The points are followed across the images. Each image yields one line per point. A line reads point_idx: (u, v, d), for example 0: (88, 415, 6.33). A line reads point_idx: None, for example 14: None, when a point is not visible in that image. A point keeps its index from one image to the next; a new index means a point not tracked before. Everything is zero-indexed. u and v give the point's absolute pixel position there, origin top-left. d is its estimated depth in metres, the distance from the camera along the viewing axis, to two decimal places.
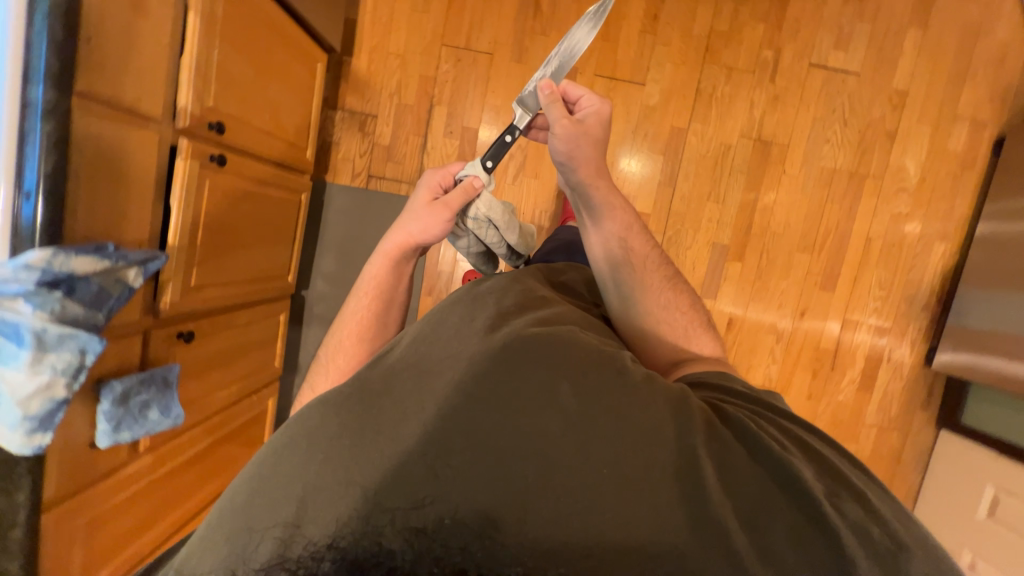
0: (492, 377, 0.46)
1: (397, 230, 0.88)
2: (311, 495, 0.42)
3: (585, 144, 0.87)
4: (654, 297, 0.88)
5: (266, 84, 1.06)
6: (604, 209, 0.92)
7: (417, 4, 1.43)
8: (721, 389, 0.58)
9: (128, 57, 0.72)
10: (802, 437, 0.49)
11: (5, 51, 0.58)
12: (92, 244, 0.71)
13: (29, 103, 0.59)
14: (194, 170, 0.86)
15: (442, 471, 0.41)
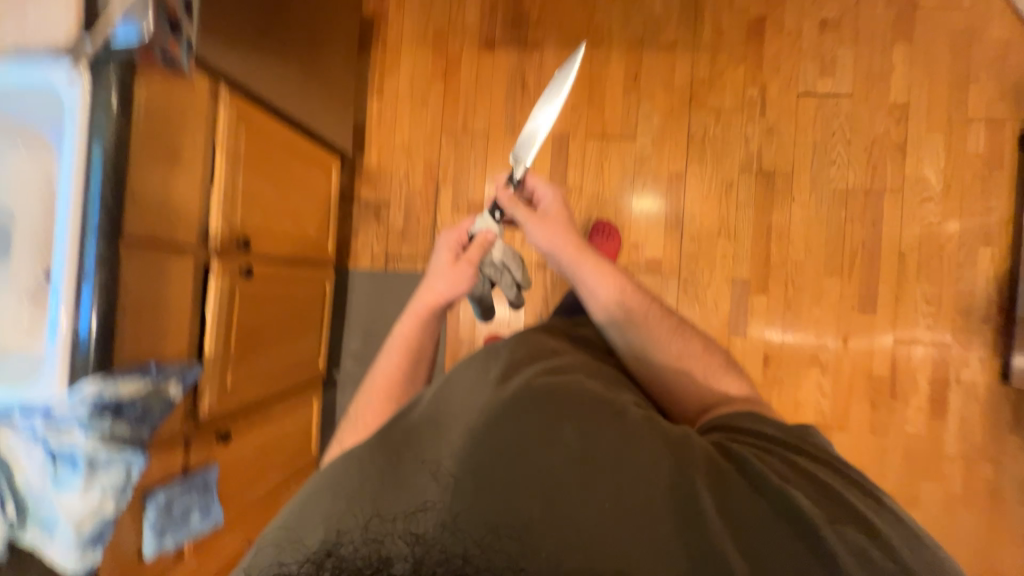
0: (515, 419, 0.53)
1: (425, 291, 0.91)
2: (354, 514, 0.45)
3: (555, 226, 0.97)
4: (665, 348, 0.88)
5: (287, 196, 1.18)
6: (596, 274, 0.92)
7: (416, 101, 1.59)
8: (734, 423, 0.66)
9: (166, 202, 0.84)
10: (800, 468, 0.56)
11: (67, 220, 0.69)
12: (137, 365, 0.78)
13: (85, 258, 0.70)
14: (225, 285, 0.96)
15: (477, 497, 0.46)
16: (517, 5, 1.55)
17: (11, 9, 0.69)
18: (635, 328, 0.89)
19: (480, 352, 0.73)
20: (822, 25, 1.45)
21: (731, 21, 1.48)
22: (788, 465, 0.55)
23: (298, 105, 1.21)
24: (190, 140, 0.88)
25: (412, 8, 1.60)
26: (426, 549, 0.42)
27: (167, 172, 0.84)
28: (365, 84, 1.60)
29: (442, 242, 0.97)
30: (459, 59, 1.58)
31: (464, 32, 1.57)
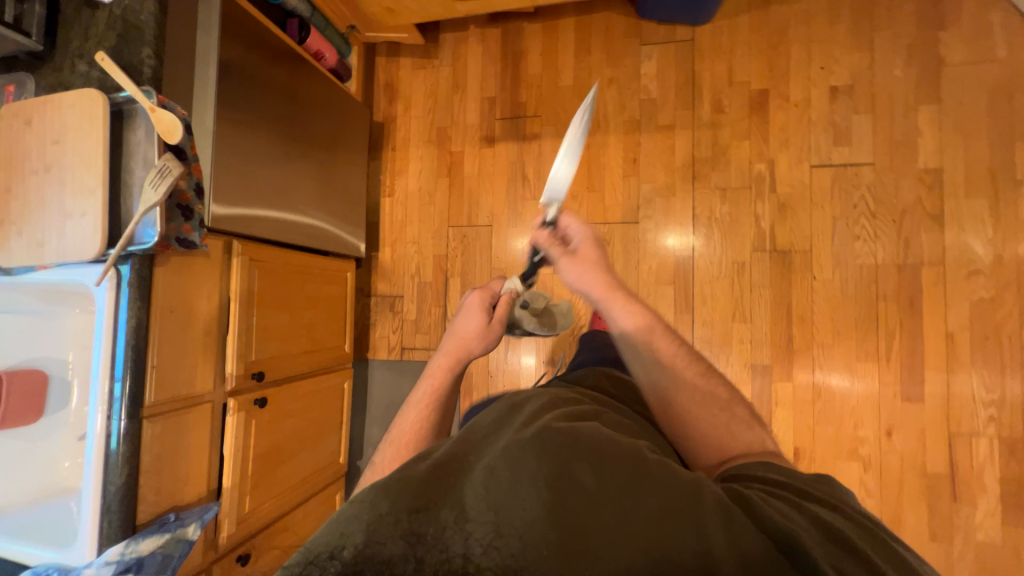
0: (528, 443, 0.49)
1: (457, 344, 0.93)
2: (365, 515, 0.45)
3: (587, 263, 0.83)
4: (692, 399, 0.74)
5: (301, 316, 1.28)
6: (624, 308, 0.79)
7: (424, 197, 1.67)
8: (756, 470, 0.58)
9: (187, 361, 0.94)
10: (821, 515, 0.48)
11: (96, 410, 0.83)
12: (158, 518, 0.89)
13: (109, 438, 0.83)
14: (240, 421, 1.05)
15: (482, 510, 0.45)
16: (514, 100, 1.60)
17: (52, 224, 0.80)
18: (661, 370, 0.75)
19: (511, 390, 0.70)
20: (833, 93, 1.37)
21: (732, 96, 1.44)
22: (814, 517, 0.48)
23: (315, 227, 1.27)
24: (206, 298, 0.98)
25: (418, 111, 1.69)
26: (427, 551, 0.43)
27: (186, 334, 0.94)
28: (377, 185, 1.71)
29: (474, 299, 0.98)
30: (462, 155, 1.65)
31: (465, 130, 1.65)
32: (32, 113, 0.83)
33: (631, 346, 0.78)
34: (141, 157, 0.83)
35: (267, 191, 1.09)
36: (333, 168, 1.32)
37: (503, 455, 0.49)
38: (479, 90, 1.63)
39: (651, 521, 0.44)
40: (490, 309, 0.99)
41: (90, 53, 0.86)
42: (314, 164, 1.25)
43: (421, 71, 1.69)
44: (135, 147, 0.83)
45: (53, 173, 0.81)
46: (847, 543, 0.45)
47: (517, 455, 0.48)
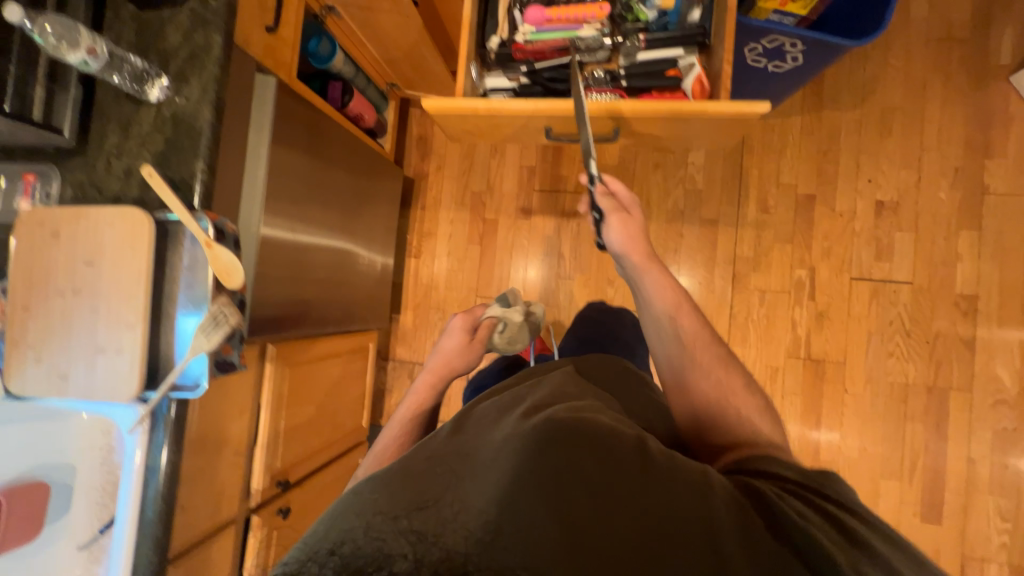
0: (531, 438, 0.46)
1: (438, 360, 0.93)
2: (371, 509, 0.41)
3: (632, 227, 0.84)
4: (705, 374, 0.73)
5: (324, 403, 1.20)
6: (655, 279, 0.81)
7: (453, 263, 1.61)
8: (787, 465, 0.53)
9: (217, 488, 0.87)
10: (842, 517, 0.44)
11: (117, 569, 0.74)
12: None
13: None
14: (263, 538, 0.97)
15: (483, 507, 0.41)
16: (555, 172, 1.55)
17: (80, 357, 0.71)
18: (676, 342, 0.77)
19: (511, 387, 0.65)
20: (878, 207, 1.38)
21: (778, 197, 1.43)
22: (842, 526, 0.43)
23: (347, 298, 1.20)
24: (237, 414, 0.90)
25: (451, 172, 1.62)
26: (429, 549, 0.39)
27: (216, 460, 0.86)
28: (404, 245, 1.64)
29: (451, 322, 0.99)
30: (496, 223, 1.59)
31: (501, 196, 1.59)
32: (62, 225, 0.73)
33: (653, 317, 0.80)
34: (184, 285, 0.74)
35: (293, 286, 0.98)
36: (360, 243, 1.22)
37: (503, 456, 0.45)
38: (519, 157, 1.57)
39: (657, 526, 0.41)
40: (472, 330, 0.99)
41: (130, 154, 0.77)
42: (348, 238, 1.17)
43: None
44: (180, 274, 0.74)
45: (83, 299, 0.72)
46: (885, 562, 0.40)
47: (520, 460, 0.44)
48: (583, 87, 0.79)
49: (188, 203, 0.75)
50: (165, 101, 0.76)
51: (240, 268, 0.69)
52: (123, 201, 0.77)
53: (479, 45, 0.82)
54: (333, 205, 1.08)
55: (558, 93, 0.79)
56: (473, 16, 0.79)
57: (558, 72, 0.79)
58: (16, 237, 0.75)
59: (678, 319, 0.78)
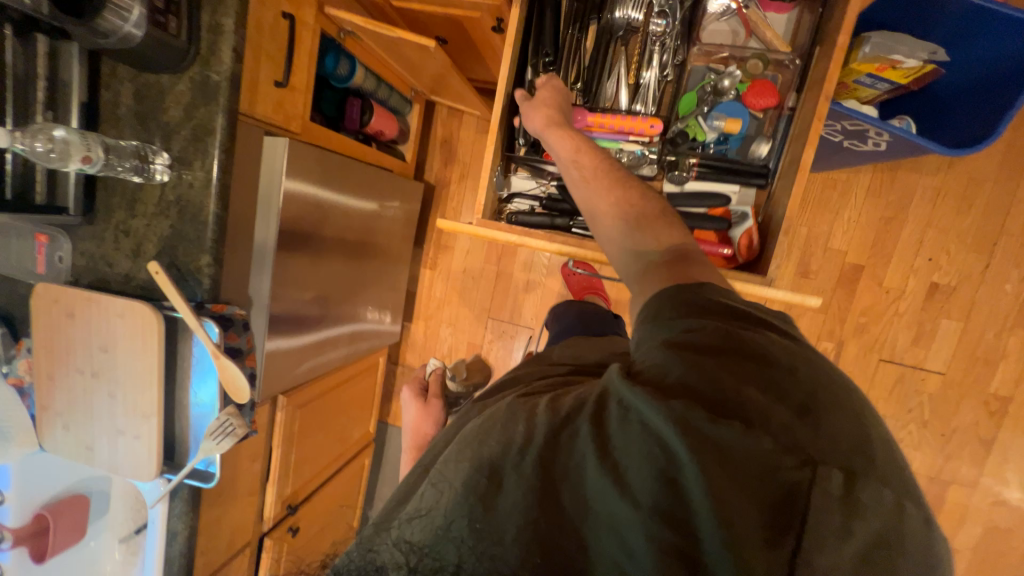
0: (482, 425, 0.45)
1: (405, 434, 0.88)
2: (375, 526, 0.45)
3: (545, 93, 0.64)
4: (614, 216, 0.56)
5: (333, 425, 1.27)
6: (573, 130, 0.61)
7: (468, 279, 1.58)
8: (662, 322, 0.46)
9: (232, 526, 0.96)
10: (709, 364, 0.41)
11: None
12: None
13: None
14: (274, 554, 1.10)
15: (452, 486, 0.42)
16: None
17: (102, 432, 0.76)
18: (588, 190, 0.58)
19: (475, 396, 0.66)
20: (931, 289, 1.26)
21: (822, 262, 1.31)
22: (708, 376, 0.40)
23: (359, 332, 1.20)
24: (249, 464, 0.97)
25: (474, 183, 1.52)
26: (421, 560, 0.41)
27: (230, 505, 0.94)
28: (420, 255, 1.60)
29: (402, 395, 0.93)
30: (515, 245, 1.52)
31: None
32: (76, 307, 0.74)
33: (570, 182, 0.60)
34: (197, 373, 0.76)
35: (303, 346, 0.97)
36: (373, 279, 1.20)
37: (453, 446, 0.46)
38: None
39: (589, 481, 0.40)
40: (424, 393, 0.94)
41: (137, 232, 0.74)
42: (360, 278, 1.14)
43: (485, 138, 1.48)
44: (191, 362, 0.76)
45: (102, 382, 0.75)
46: (749, 428, 0.38)
47: (457, 449, 0.45)
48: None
49: (195, 298, 0.74)
50: (170, 182, 0.72)
51: (241, 390, 0.72)
52: (132, 281, 0.76)
53: (507, 145, 0.75)
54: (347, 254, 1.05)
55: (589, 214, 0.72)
56: (505, 116, 0.72)
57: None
58: (33, 306, 0.76)
59: (579, 163, 0.59)
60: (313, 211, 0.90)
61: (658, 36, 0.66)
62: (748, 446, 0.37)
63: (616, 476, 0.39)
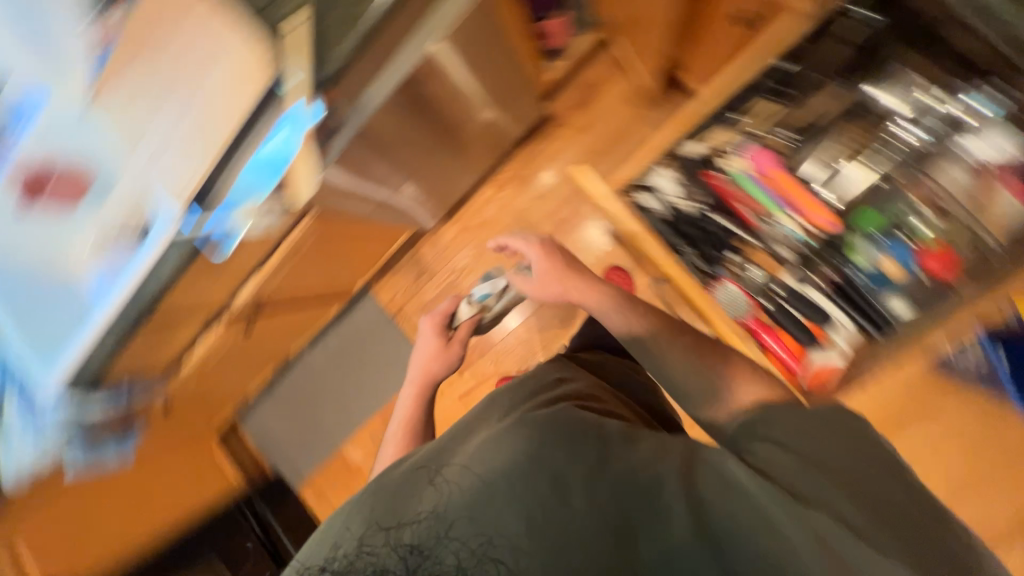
0: (537, 455, 0.68)
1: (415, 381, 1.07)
2: (435, 533, 0.59)
3: (545, 267, 1.08)
4: (670, 348, 0.83)
5: (333, 262, 1.31)
6: (587, 278, 1.03)
7: (517, 222, 1.58)
8: (774, 428, 0.68)
9: (209, 288, 0.99)
10: (808, 478, 0.62)
11: (93, 320, 0.87)
12: (115, 384, 1.03)
13: (98, 336, 0.88)
14: (224, 332, 1.14)
15: (530, 502, 0.62)
16: None
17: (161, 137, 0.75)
18: (620, 324, 0.90)
19: (473, 413, 0.88)
20: None
21: None
22: (798, 475, 0.63)
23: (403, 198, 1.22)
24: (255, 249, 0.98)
25: (583, 144, 1.49)
26: (498, 563, 0.57)
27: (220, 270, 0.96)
28: (492, 173, 1.58)
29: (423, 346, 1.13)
30: (576, 220, 1.52)
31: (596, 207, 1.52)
32: (196, 9, 0.69)
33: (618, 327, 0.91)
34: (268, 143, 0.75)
35: (364, 180, 0.99)
36: (441, 162, 1.21)
37: (513, 468, 0.66)
38: None
39: (666, 532, 0.61)
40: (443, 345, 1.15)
41: None
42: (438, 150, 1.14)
43: (612, 113, 1.47)
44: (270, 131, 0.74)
45: (186, 93, 0.72)
46: (839, 516, 0.59)
47: (519, 473, 0.66)
48: (734, 272, 1.06)
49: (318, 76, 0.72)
50: None
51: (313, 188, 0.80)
52: (266, 15, 0.70)
53: (692, 138, 1.00)
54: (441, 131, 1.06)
55: (713, 241, 1.07)
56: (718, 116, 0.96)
57: (721, 228, 1.06)
58: None
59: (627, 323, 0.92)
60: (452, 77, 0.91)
61: (886, 136, 0.92)
62: (845, 534, 0.57)
63: (715, 536, 0.59)
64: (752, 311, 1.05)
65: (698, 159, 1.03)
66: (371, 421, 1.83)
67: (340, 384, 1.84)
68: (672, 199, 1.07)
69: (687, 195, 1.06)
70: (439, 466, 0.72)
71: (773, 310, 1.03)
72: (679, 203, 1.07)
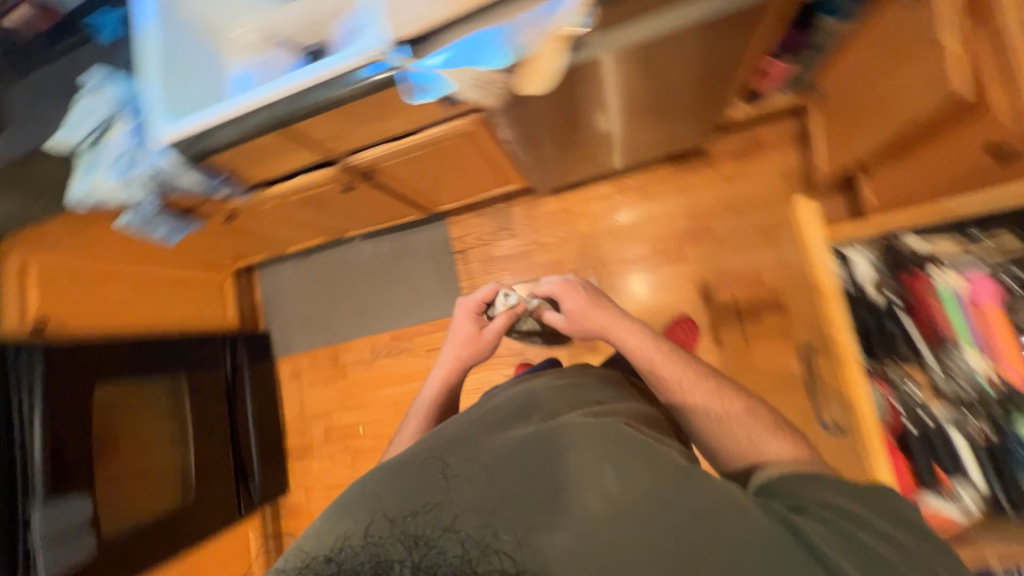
0: (569, 457, 0.68)
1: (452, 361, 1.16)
2: (448, 521, 0.62)
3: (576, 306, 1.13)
4: (701, 392, 0.91)
5: (446, 174, 1.29)
6: (619, 315, 1.10)
7: (617, 230, 1.55)
8: (831, 492, 0.65)
9: (350, 133, 0.96)
10: (866, 554, 0.58)
11: (245, 100, 0.85)
12: (214, 172, 1.01)
13: (242, 119, 0.86)
14: (326, 180, 1.12)
15: (551, 506, 0.63)
16: (746, 303, 1.43)
17: None
18: (645, 361, 0.99)
19: (503, 404, 0.89)
20: None
21: None
22: (851, 549, 0.59)
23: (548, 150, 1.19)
24: (411, 120, 0.95)
25: (719, 194, 1.47)
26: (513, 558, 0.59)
27: (372, 122, 0.94)
28: (619, 175, 1.56)
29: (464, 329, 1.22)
30: (673, 259, 1.50)
31: (697, 256, 1.48)
32: None
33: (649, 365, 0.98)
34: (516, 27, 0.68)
35: (542, 114, 0.97)
36: (599, 138, 1.19)
37: (538, 468, 0.67)
38: (756, 257, 1.43)
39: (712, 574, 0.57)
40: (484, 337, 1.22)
41: None
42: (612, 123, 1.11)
43: (761, 180, 1.44)
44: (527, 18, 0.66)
45: None
46: None
47: (544, 473, 0.66)
48: (889, 381, 0.99)
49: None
50: None
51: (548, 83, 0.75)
52: None
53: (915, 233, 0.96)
54: (630, 107, 1.04)
55: (878, 341, 1.01)
56: (962, 224, 0.94)
57: (897, 335, 0.99)
58: None
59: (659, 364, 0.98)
60: (680, 64, 0.89)
61: None
62: None
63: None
64: (890, 422, 0.98)
65: (914, 254, 0.96)
66: (378, 336, 1.80)
67: (368, 288, 1.82)
68: (866, 277, 1.00)
69: (889, 285, 0.99)
70: (463, 454, 0.73)
71: (912, 436, 0.96)
72: (872, 284, 1.00)
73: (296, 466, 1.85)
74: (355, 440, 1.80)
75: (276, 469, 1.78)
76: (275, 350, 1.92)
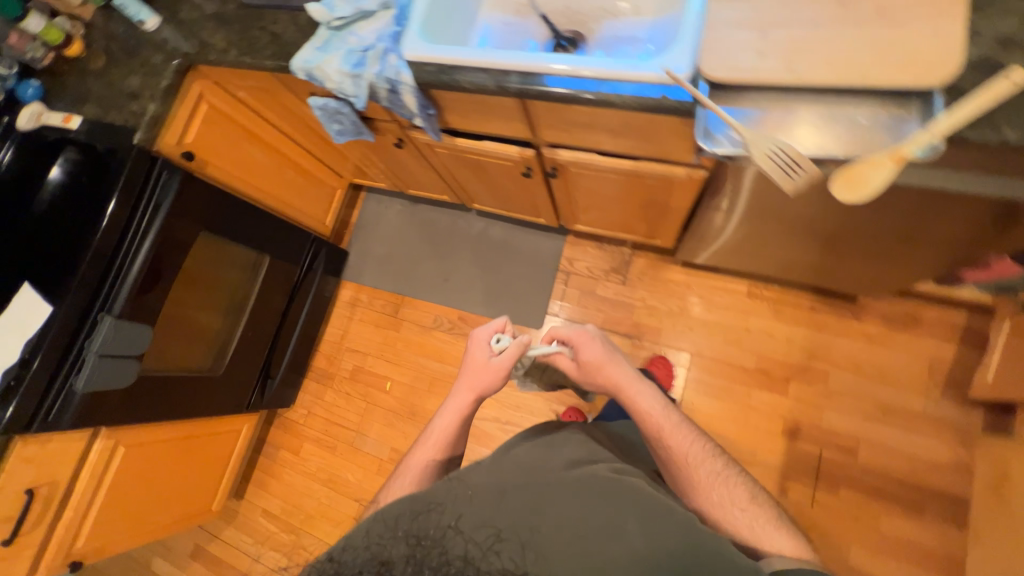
0: (582, 497, 0.62)
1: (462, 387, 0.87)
2: (447, 528, 0.58)
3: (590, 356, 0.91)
4: (707, 484, 0.77)
5: (612, 203, 1.25)
6: (628, 367, 0.91)
7: (730, 330, 1.48)
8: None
9: (575, 131, 0.94)
10: None
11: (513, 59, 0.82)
12: (429, 105, 0.98)
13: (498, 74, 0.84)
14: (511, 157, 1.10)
15: (556, 541, 0.58)
16: (829, 467, 1.33)
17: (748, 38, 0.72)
18: (653, 431, 0.82)
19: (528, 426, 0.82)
20: None
21: None
22: None
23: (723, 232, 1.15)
24: (636, 148, 0.92)
25: (850, 349, 1.38)
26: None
27: (603, 132, 0.91)
28: (757, 280, 1.49)
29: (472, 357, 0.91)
30: (773, 385, 1.41)
31: (799, 396, 1.39)
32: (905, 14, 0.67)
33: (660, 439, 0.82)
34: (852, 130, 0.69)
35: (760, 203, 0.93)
36: (781, 245, 1.13)
37: (547, 498, 0.62)
38: (861, 429, 1.33)
39: None
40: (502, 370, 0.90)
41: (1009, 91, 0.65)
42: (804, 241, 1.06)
43: (902, 356, 1.34)
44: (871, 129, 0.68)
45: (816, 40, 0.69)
46: None
47: (552, 504, 0.61)
48: None
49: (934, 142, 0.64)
50: None
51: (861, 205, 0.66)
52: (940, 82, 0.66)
53: None
54: (842, 235, 0.98)
55: None
56: None
57: None
58: None
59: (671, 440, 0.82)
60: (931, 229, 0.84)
61: None
62: None
63: None
64: None
65: None
66: (447, 309, 1.77)
67: (459, 260, 1.79)
68: None
69: None
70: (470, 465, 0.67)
71: None
72: None
73: (310, 386, 1.83)
74: (376, 392, 1.76)
75: (294, 381, 1.76)
76: (345, 273, 1.91)
